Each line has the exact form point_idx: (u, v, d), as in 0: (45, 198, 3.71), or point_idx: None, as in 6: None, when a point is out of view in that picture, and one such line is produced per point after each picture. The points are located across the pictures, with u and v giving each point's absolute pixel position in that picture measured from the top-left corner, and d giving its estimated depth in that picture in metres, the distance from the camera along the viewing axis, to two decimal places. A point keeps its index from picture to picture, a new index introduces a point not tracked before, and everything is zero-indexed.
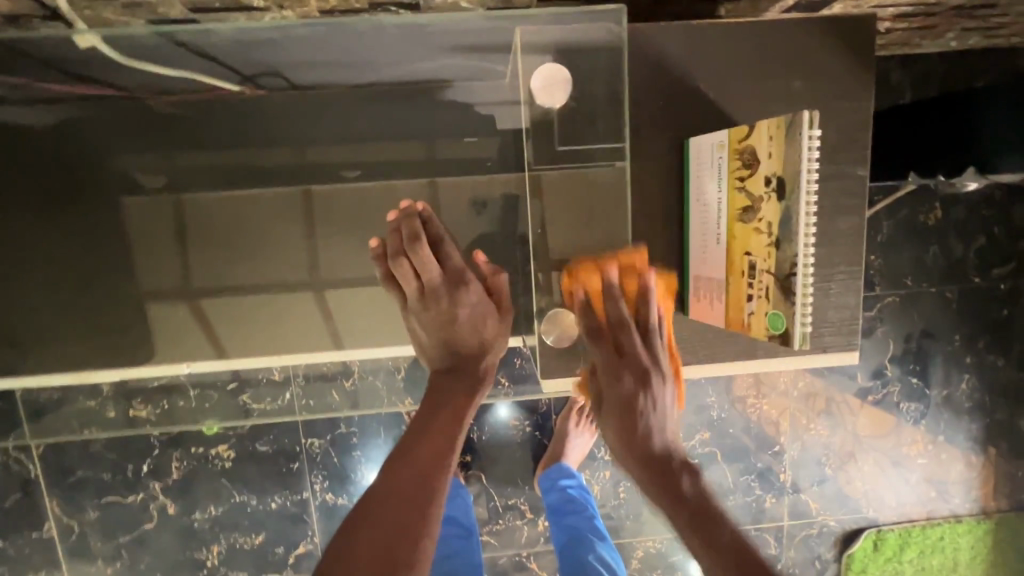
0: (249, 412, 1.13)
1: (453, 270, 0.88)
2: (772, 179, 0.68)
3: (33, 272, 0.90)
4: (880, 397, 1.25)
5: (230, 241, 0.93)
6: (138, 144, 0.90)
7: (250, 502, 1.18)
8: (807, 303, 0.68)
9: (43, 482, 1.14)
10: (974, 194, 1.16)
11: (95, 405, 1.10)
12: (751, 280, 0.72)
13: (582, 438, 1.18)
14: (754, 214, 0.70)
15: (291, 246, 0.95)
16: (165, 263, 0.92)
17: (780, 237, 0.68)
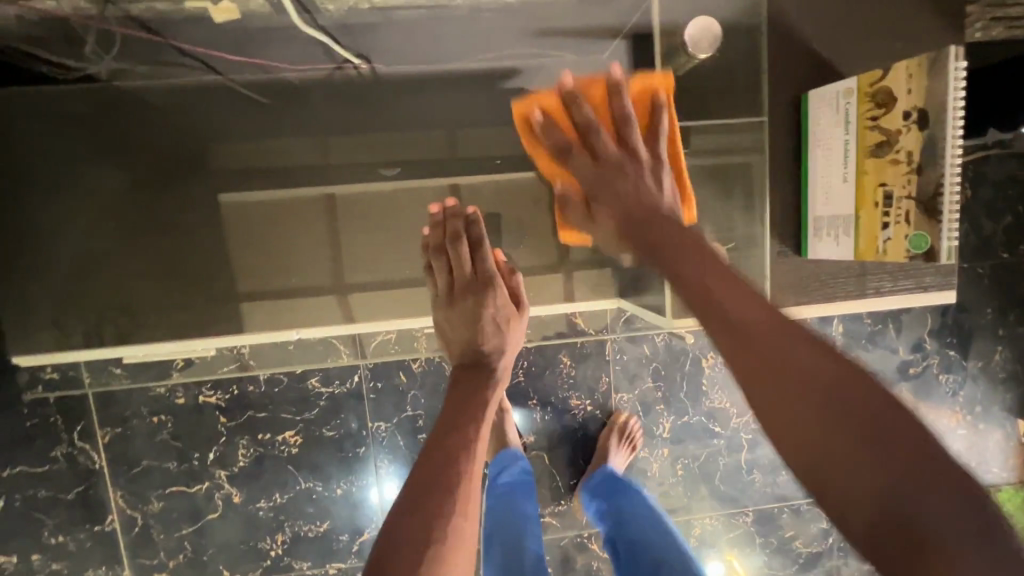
0: (318, 396, 1.15)
1: (471, 267, 0.85)
2: (910, 112, 0.68)
3: (117, 257, 0.86)
4: (921, 369, 1.30)
5: (299, 238, 0.90)
6: (221, 127, 0.90)
7: (316, 489, 1.18)
8: (955, 220, 0.66)
9: (107, 473, 1.13)
10: (999, 175, 1.25)
11: (166, 391, 1.12)
12: (885, 208, 0.71)
13: (624, 446, 1.20)
14: (889, 147, 0.70)
15: (323, 250, 0.90)
16: (239, 260, 0.89)
17: (921, 163, 0.68)
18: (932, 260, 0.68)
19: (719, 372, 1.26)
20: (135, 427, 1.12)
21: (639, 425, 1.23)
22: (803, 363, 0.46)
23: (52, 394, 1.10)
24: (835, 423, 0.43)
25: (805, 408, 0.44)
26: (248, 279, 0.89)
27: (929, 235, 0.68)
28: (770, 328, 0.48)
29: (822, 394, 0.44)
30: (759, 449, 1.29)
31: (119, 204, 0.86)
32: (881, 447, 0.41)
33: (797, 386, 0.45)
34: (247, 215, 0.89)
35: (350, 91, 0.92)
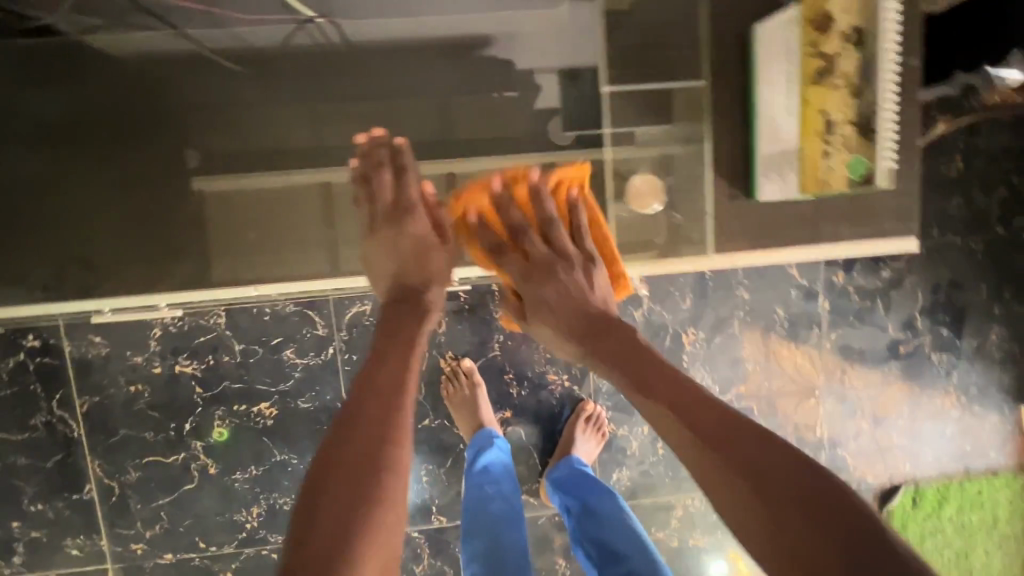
0: (293, 368, 1.15)
1: (391, 195, 0.78)
2: (849, 33, 0.72)
3: (87, 218, 0.88)
4: (912, 348, 1.26)
5: (262, 200, 0.90)
6: (188, 90, 0.90)
7: (291, 462, 1.18)
8: (892, 144, 0.74)
9: (85, 442, 1.14)
10: (992, 147, 1.21)
11: (142, 360, 1.13)
12: (829, 134, 0.75)
13: (588, 443, 1.18)
14: (831, 72, 0.73)
15: (290, 214, 0.90)
16: (203, 221, 0.89)
17: (861, 85, 0.72)
18: (870, 182, 0.76)
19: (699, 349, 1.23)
20: (113, 396, 1.13)
21: (606, 414, 1.22)
22: (727, 425, 0.56)
23: (32, 362, 1.11)
24: (754, 497, 0.51)
25: (692, 443, 0.56)
26: (212, 241, 0.89)
27: (869, 157, 0.74)
28: (691, 397, 0.59)
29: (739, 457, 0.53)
30: None
31: (91, 167, 0.89)
32: (769, 488, 0.51)
33: (727, 451, 0.54)
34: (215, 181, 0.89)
35: (318, 55, 0.92)
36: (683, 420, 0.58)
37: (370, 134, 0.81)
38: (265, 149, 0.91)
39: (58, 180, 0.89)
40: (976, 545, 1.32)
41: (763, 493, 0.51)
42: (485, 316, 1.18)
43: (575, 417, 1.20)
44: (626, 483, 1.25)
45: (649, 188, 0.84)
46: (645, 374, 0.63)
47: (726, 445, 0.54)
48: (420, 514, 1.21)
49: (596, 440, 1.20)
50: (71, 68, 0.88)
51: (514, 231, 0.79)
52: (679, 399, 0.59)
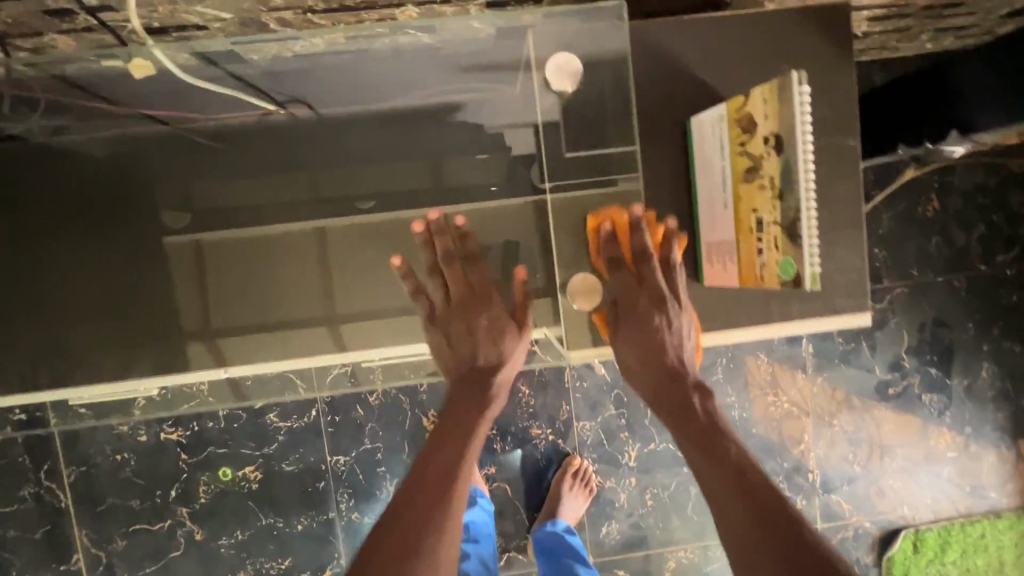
0: (276, 431, 1.16)
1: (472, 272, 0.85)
2: (770, 137, 0.66)
3: (76, 304, 0.92)
4: (901, 389, 1.24)
5: (252, 275, 0.96)
6: (164, 176, 0.94)
7: (277, 525, 1.18)
8: (815, 243, 0.64)
9: (72, 511, 1.15)
10: (968, 185, 1.21)
11: (127, 430, 1.14)
12: (760, 233, 0.68)
13: (574, 500, 1.16)
14: (758, 173, 0.67)
15: (267, 287, 0.96)
16: (195, 303, 0.95)
17: (783, 188, 0.65)
18: (799, 286, 0.65)
19: None
20: (100, 465, 1.14)
21: (593, 467, 1.21)
22: (752, 494, 0.61)
23: (20, 434, 1.13)
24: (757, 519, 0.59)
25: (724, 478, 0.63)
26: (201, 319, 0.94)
27: (796, 259, 0.64)
28: (740, 465, 0.64)
29: (732, 436, 0.66)
30: None
31: (74, 255, 0.93)
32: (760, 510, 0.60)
33: (766, 524, 0.58)
34: (205, 260, 0.96)
35: (288, 132, 0.95)
36: (733, 492, 0.61)
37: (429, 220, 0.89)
38: (248, 226, 0.96)
39: (40, 269, 0.92)
40: None
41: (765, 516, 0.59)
42: None
43: (561, 471, 1.19)
44: (616, 536, 1.23)
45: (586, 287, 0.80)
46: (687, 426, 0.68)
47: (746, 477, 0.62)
48: None
49: (584, 496, 1.18)
50: (49, 161, 0.91)
51: (619, 266, 0.75)
52: (751, 497, 0.60)
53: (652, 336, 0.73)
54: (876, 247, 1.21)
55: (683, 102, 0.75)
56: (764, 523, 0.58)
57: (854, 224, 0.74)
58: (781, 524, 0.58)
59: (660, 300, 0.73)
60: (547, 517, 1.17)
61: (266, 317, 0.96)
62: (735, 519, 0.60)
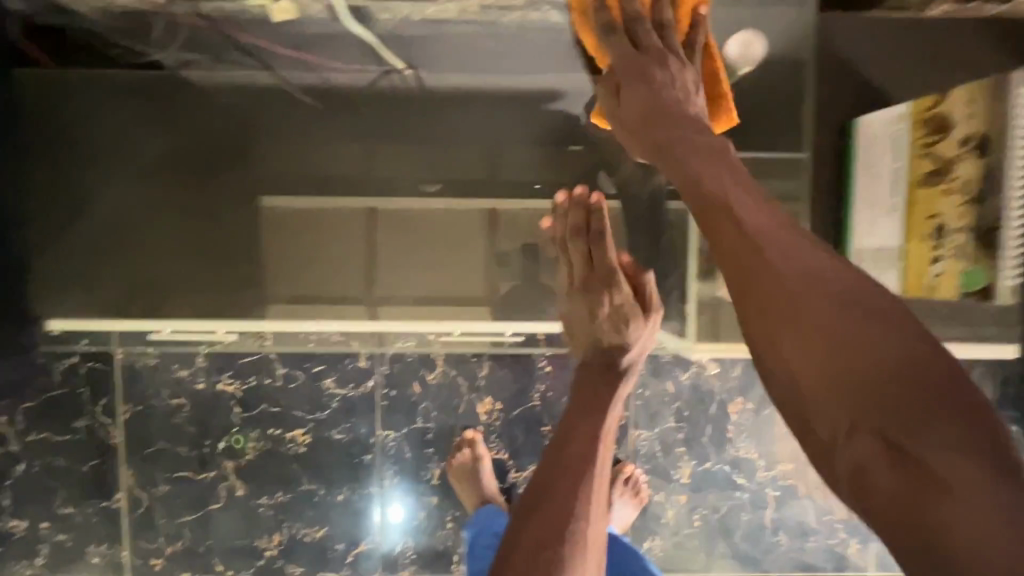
0: (331, 397, 1.15)
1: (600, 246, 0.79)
2: (972, 138, 0.77)
3: (178, 239, 1.01)
4: None
5: (324, 247, 1.01)
6: (264, 133, 1.01)
7: (318, 492, 1.16)
8: (1012, 252, 0.74)
9: (122, 449, 1.15)
10: None
11: (187, 375, 1.14)
12: (938, 240, 0.81)
13: (625, 508, 1.14)
14: (945, 175, 0.80)
15: (329, 257, 1.02)
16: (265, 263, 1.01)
17: (978, 195, 0.77)
18: (987, 296, 0.78)
19: (746, 420, 1.17)
20: (155, 407, 1.14)
21: (644, 478, 1.17)
22: (886, 355, 0.34)
23: (83, 366, 1.13)
24: (922, 399, 0.32)
25: (833, 339, 0.36)
26: (272, 280, 1.01)
27: (986, 269, 0.77)
28: (826, 275, 0.40)
29: (855, 280, 0.39)
30: (788, 509, 1.19)
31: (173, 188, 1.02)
32: (886, 370, 0.33)
33: (923, 393, 0.32)
34: (295, 226, 1.02)
35: None
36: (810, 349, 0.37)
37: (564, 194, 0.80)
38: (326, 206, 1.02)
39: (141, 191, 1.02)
40: None
41: (928, 389, 0.32)
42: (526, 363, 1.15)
43: (613, 476, 1.15)
44: (658, 553, 1.19)
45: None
46: (756, 270, 0.42)
47: (875, 325, 0.35)
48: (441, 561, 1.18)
49: (633, 504, 1.16)
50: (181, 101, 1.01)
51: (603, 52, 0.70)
52: (914, 370, 0.33)
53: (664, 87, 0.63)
54: None
55: None
56: (915, 394, 0.32)
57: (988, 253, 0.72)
58: (940, 385, 0.32)
59: (663, 57, 0.65)
60: None
61: (337, 278, 1.02)
62: (792, 359, 0.37)
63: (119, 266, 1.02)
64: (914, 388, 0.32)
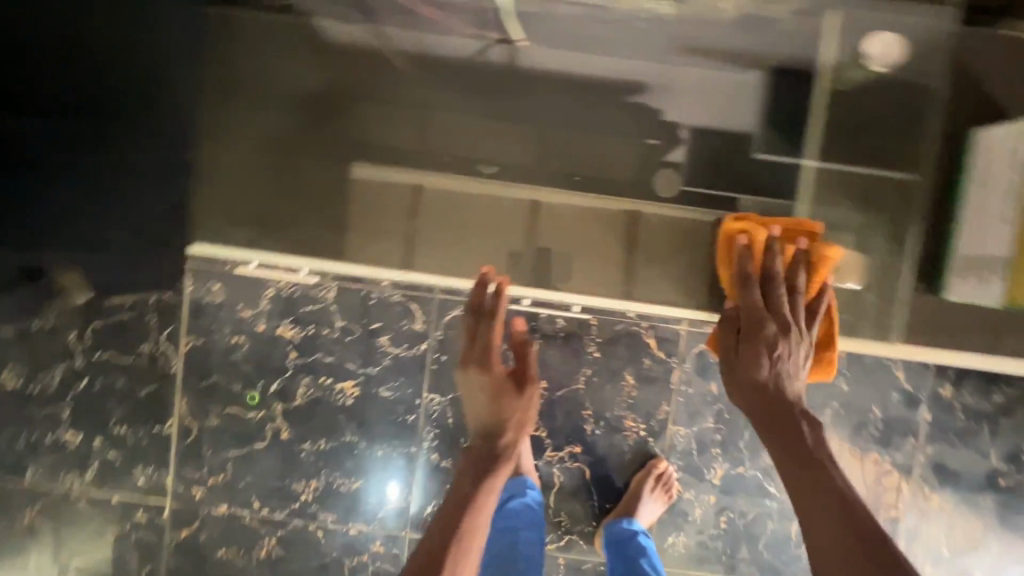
0: (383, 354, 1.18)
1: (489, 342, 1.03)
2: None
3: (280, 175, 1.10)
4: (1013, 484, 1.18)
5: (399, 215, 1.09)
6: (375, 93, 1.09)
7: (359, 445, 1.20)
8: None
9: (179, 379, 1.20)
10: None
11: (249, 316, 1.18)
12: None
13: (654, 504, 1.15)
14: None
15: (396, 223, 1.09)
16: (347, 221, 1.09)
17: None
18: None
19: None
20: (216, 342, 1.19)
21: (676, 475, 1.19)
22: (822, 468, 0.73)
23: (154, 295, 1.18)
24: (852, 557, 0.66)
25: (840, 543, 0.67)
26: (352, 239, 1.10)
27: None
28: (821, 477, 0.72)
29: (820, 476, 0.72)
30: None
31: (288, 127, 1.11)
32: (851, 546, 0.66)
33: (861, 546, 0.66)
34: (378, 196, 1.09)
35: None
36: (790, 466, 0.74)
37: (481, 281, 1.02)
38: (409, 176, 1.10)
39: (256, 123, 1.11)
40: None
41: (855, 550, 0.66)
42: (577, 347, 1.17)
43: (646, 471, 1.17)
44: (681, 549, 1.20)
45: (852, 265, 0.97)
46: (810, 496, 0.71)
47: (852, 508, 0.69)
48: None
49: (663, 501, 1.17)
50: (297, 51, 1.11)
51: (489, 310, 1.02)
52: (797, 448, 0.75)
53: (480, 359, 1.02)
54: None
55: None
56: (806, 484, 0.72)
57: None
58: (814, 481, 0.72)
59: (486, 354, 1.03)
60: (623, 513, 1.15)
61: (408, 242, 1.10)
62: (780, 448, 0.76)
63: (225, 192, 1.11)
64: (859, 555, 0.65)
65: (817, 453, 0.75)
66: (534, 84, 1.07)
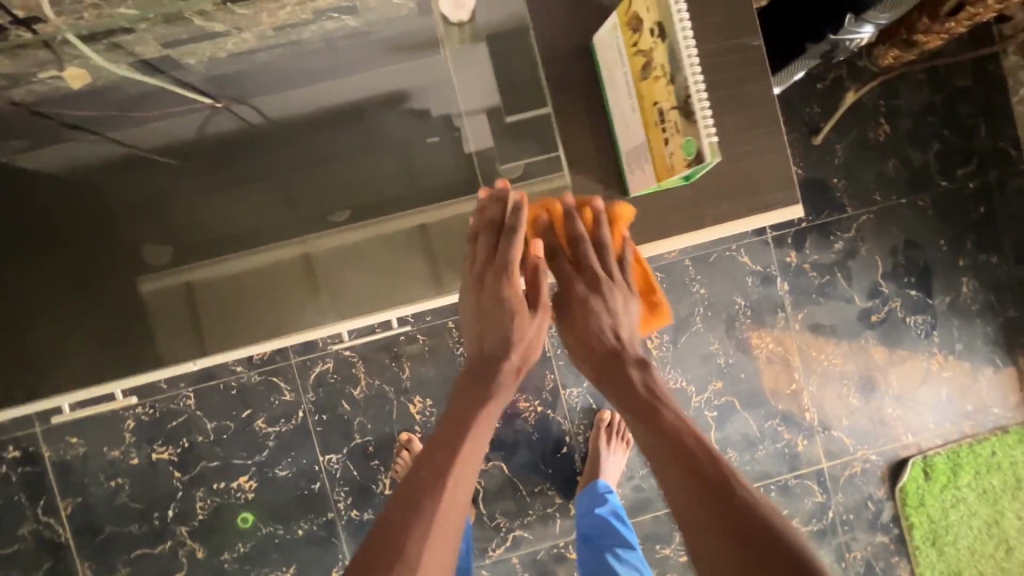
0: (266, 438, 1.16)
1: (512, 260, 0.69)
2: (650, 20, 0.49)
3: (40, 323, 0.86)
4: (885, 315, 1.24)
5: (284, 296, 0.85)
6: (134, 191, 0.91)
7: (277, 533, 1.17)
8: (709, 118, 0.47)
9: (74, 544, 1.14)
10: (916, 105, 1.22)
11: (119, 454, 1.14)
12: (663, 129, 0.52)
13: (616, 456, 1.16)
14: (648, 65, 0.51)
15: (292, 295, 0.84)
16: (158, 329, 0.84)
17: (671, 69, 0.49)
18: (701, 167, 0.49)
19: (666, 352, 1.21)
20: (96, 493, 1.14)
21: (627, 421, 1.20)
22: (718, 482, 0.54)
23: (15, 473, 1.13)
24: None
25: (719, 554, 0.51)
26: (162, 342, 0.84)
27: (690, 143, 0.48)
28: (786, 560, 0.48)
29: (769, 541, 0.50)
30: (729, 425, 1.22)
31: (64, 276, 0.88)
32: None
33: None
34: (295, 272, 0.85)
35: (228, 138, 0.92)
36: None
37: (488, 218, 0.71)
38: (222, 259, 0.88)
39: (42, 283, 0.88)
40: (1003, 510, 1.25)
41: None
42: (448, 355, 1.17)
43: (596, 429, 1.18)
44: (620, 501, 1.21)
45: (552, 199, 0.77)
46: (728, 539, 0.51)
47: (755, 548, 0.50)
48: None
49: (624, 450, 1.18)
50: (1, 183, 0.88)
51: None
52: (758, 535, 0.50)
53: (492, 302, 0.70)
54: (835, 176, 1.21)
55: None
56: (712, 483, 0.54)
57: (768, 119, 0.64)
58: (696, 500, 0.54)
59: None
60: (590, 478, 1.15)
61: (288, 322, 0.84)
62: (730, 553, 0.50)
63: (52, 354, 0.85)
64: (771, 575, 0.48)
65: (677, 433, 0.59)
66: (270, 130, 0.92)
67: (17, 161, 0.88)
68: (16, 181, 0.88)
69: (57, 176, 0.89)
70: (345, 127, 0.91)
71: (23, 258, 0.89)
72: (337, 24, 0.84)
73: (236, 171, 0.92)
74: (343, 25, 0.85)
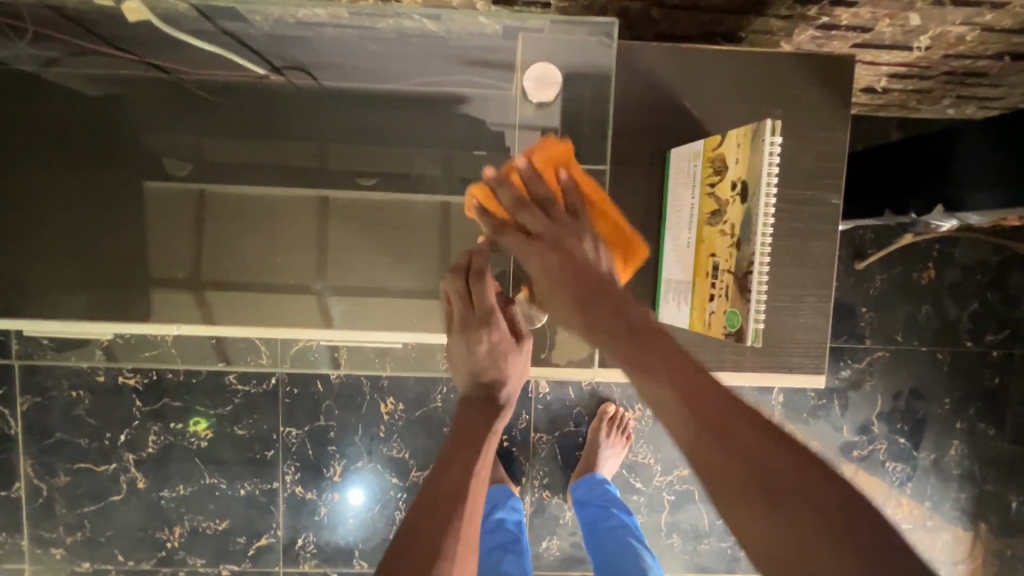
0: (233, 393, 1.15)
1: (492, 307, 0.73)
2: (737, 182, 0.64)
3: (37, 233, 0.87)
4: (866, 454, 1.22)
5: (292, 234, 0.88)
6: (162, 123, 0.87)
7: (219, 486, 1.17)
8: (763, 301, 0.61)
9: (21, 439, 1.15)
10: (967, 259, 1.18)
11: (86, 368, 1.13)
12: (714, 280, 0.66)
13: (612, 449, 1.15)
14: (720, 217, 0.66)
15: (297, 248, 0.88)
16: (149, 253, 0.88)
17: (741, 237, 0.63)
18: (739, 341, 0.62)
19: (645, 427, 1.20)
20: (55, 398, 1.14)
21: (631, 419, 1.19)
22: (737, 433, 0.47)
23: None
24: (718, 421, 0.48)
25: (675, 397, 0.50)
26: (155, 270, 0.87)
27: (740, 313, 0.62)
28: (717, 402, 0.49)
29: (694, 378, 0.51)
30: (683, 512, 1.22)
31: (70, 192, 0.87)
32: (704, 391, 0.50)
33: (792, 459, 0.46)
34: (306, 211, 0.88)
35: (272, 103, 0.87)
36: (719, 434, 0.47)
37: (458, 273, 0.75)
38: (227, 181, 0.88)
39: (49, 195, 0.87)
40: None
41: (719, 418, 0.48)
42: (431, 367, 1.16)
43: (598, 421, 1.17)
44: (555, 552, 1.21)
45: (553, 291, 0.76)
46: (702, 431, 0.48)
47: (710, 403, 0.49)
48: (342, 556, 1.19)
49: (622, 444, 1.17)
50: (25, 82, 0.84)
51: None
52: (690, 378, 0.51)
53: (467, 344, 0.75)
54: (864, 305, 1.18)
55: (668, 128, 0.75)
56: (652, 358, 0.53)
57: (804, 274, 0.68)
58: (783, 472, 0.45)
59: None
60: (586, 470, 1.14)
61: (271, 277, 0.88)
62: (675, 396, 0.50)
63: (46, 272, 0.87)
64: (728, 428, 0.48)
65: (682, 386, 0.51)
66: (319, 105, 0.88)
67: (49, 73, 0.84)
68: (46, 88, 0.84)
69: (89, 94, 0.85)
70: (395, 126, 0.87)
71: (34, 164, 0.86)
72: (416, 25, 0.78)
73: (268, 132, 0.88)
74: (422, 28, 0.77)
